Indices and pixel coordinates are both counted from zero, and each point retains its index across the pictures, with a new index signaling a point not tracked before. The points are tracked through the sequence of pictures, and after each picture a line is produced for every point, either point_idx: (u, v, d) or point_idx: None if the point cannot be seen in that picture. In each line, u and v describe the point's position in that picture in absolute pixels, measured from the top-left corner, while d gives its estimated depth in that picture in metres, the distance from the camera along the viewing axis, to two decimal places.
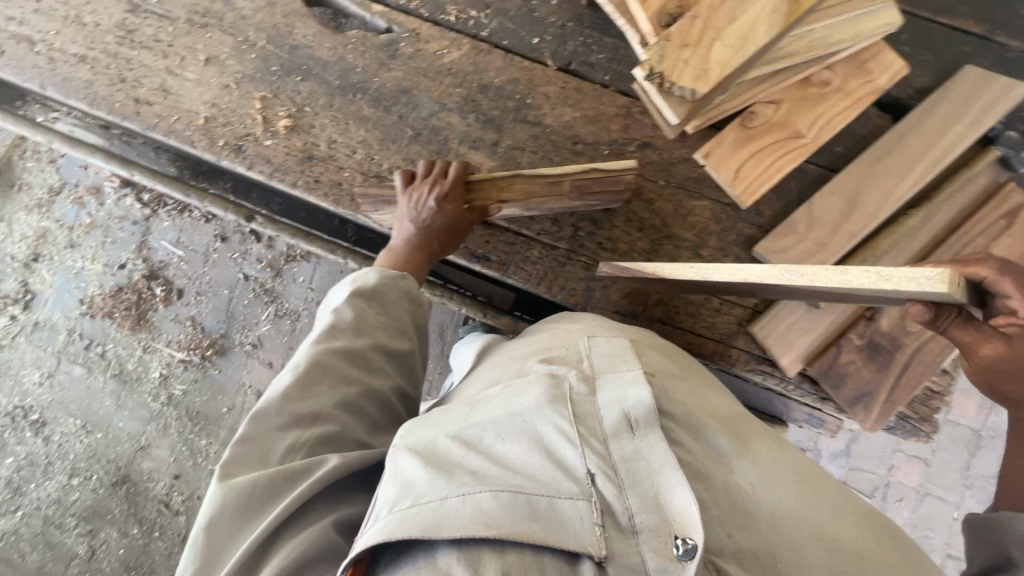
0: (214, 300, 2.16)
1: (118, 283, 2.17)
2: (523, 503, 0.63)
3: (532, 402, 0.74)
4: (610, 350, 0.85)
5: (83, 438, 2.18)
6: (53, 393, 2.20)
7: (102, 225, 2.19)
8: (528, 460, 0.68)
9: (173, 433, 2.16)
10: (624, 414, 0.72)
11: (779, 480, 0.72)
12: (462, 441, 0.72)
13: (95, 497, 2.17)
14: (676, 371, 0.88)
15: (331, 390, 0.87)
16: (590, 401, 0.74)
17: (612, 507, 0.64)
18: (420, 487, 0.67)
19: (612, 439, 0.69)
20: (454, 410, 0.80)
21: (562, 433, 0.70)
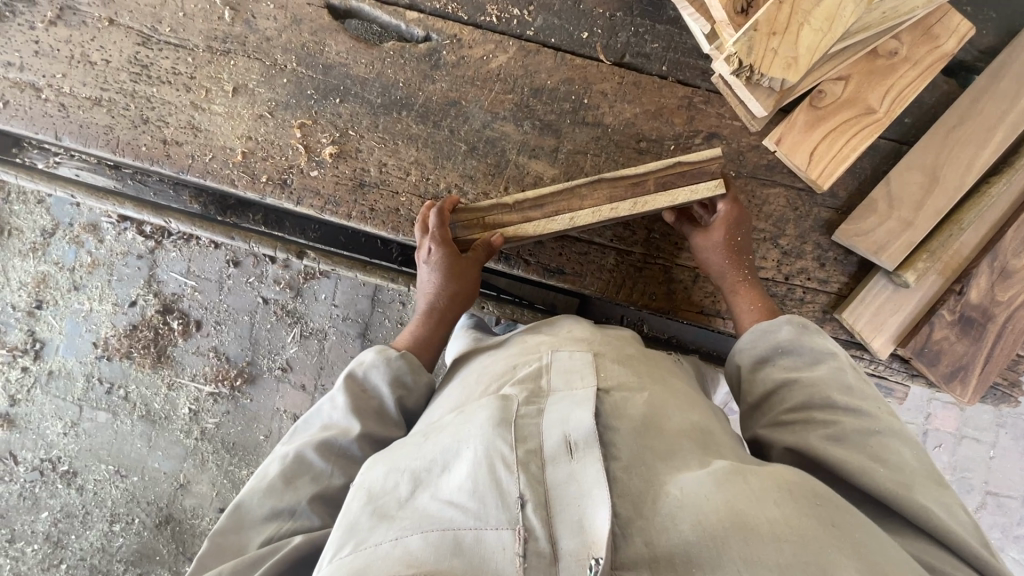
0: (235, 328, 2.07)
1: (132, 322, 2.08)
2: (453, 537, 0.59)
3: (478, 426, 0.68)
4: (569, 365, 0.80)
5: (118, 483, 2.12)
6: (80, 442, 2.13)
7: (105, 263, 2.08)
8: (464, 493, 0.62)
9: (211, 467, 2.11)
10: (566, 437, 0.66)
11: (728, 476, 0.63)
12: (411, 477, 0.67)
13: (140, 541, 2.12)
14: (646, 376, 0.82)
15: (313, 482, 0.84)
16: (536, 423, 0.68)
17: (535, 532, 0.59)
18: (361, 531, 0.62)
19: (550, 461, 0.64)
20: (407, 442, 0.74)
21: (502, 458, 0.64)
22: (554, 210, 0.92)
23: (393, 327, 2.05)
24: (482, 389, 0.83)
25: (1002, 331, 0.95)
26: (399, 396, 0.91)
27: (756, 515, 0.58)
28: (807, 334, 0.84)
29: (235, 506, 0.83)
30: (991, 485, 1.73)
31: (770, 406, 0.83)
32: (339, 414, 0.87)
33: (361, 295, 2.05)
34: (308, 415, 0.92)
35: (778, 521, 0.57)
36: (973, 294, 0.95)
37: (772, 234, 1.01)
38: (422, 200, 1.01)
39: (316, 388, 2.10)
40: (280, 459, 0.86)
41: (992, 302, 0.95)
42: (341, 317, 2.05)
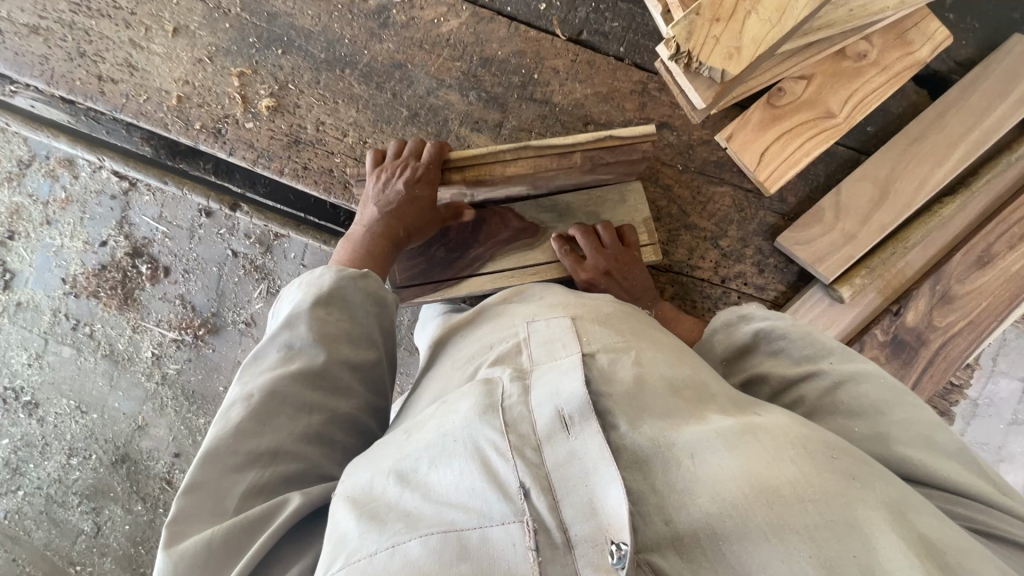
0: (203, 278, 2.07)
1: (101, 262, 2.08)
2: (455, 538, 0.51)
3: (463, 419, 0.61)
4: (550, 334, 0.72)
5: (79, 419, 2.16)
6: (44, 375, 2.16)
7: (79, 200, 2.08)
8: (460, 490, 0.55)
9: (170, 412, 2.13)
10: (558, 411, 0.58)
11: (746, 440, 0.53)
12: (397, 476, 0.60)
13: (96, 477, 2.16)
14: (630, 339, 0.71)
15: (291, 421, 0.71)
16: (524, 403, 0.61)
17: (546, 523, 0.51)
18: (348, 542, 0.54)
19: (545, 444, 0.56)
20: (391, 439, 0.67)
21: (491, 450, 0.57)
22: (474, 176, 0.87)
23: None
24: (462, 370, 0.75)
25: (933, 358, 0.92)
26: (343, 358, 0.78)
27: (774, 473, 0.50)
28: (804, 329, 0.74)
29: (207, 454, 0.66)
30: None
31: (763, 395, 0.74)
32: (304, 340, 0.75)
33: (330, 258, 2.03)
34: (253, 348, 0.75)
35: (802, 477, 0.50)
36: (909, 316, 0.92)
37: (714, 234, 0.97)
38: (358, 163, 0.98)
39: None
40: (241, 399, 0.71)
41: (928, 326, 0.92)
42: None
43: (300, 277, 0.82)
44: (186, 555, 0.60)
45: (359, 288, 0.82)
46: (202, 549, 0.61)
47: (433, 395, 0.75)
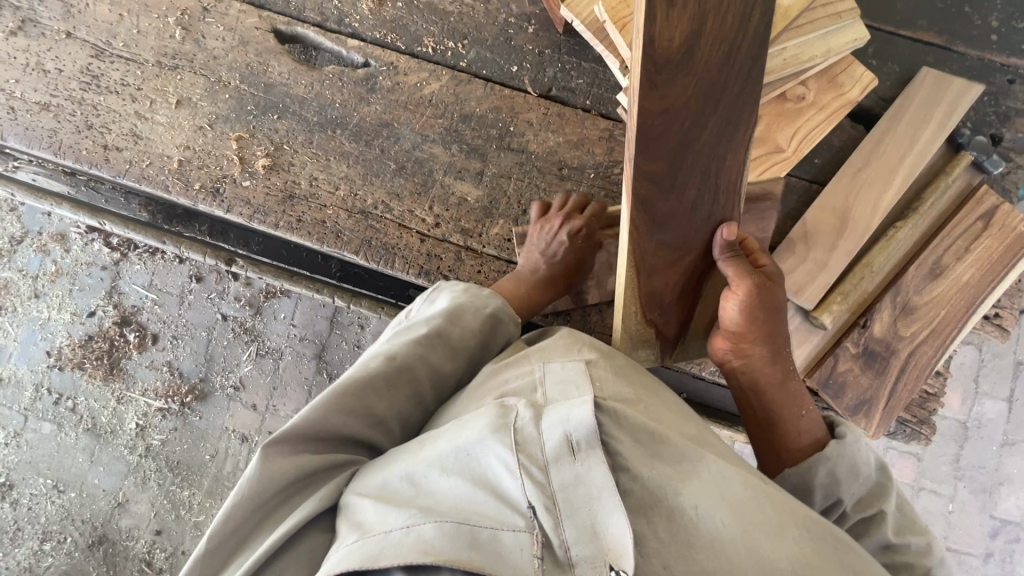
0: (191, 343, 2.06)
1: (88, 333, 2.08)
2: (466, 532, 0.58)
3: (483, 430, 0.65)
4: (564, 376, 0.74)
5: (55, 499, 2.06)
6: (22, 453, 2.09)
7: (68, 272, 2.10)
8: (473, 492, 0.62)
9: (153, 485, 2.05)
10: (567, 436, 0.63)
11: (745, 502, 0.60)
12: (408, 478, 0.66)
13: (71, 563, 2.04)
14: (635, 395, 0.74)
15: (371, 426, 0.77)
16: (534, 426, 0.65)
17: (550, 539, 0.58)
18: (369, 522, 0.62)
19: (555, 465, 0.61)
20: (404, 442, 0.73)
21: (507, 460, 0.62)
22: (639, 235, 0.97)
23: (349, 350, 2.04)
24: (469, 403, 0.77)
25: (905, 366, 0.97)
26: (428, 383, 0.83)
27: (776, 548, 0.57)
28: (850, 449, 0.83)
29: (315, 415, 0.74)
30: (955, 543, 1.51)
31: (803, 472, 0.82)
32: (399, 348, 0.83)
33: (320, 316, 2.05)
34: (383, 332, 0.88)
35: (798, 555, 0.57)
36: (876, 328, 0.98)
37: None
38: (349, 214, 1.04)
39: (267, 409, 2.07)
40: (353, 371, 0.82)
41: (894, 337, 0.98)
42: (298, 338, 2.04)
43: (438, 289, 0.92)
44: None
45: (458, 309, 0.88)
46: (276, 489, 0.72)
47: (440, 414, 0.79)
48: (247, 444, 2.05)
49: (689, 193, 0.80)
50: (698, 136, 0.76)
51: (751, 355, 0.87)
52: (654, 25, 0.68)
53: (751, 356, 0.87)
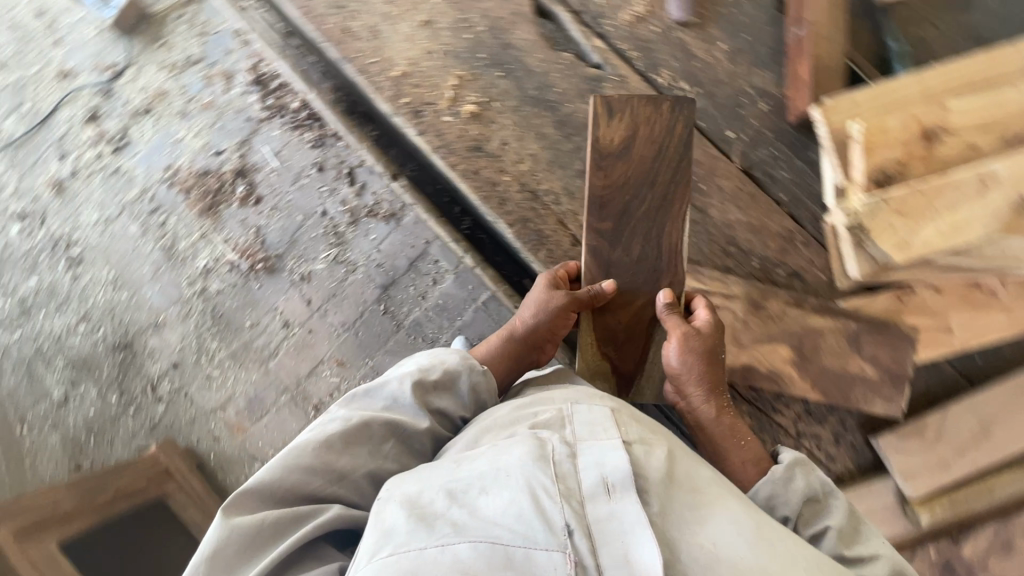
0: (285, 220, 2.15)
1: (207, 167, 2.20)
2: (503, 554, 0.76)
3: (522, 465, 0.86)
4: (591, 419, 0.98)
5: (108, 291, 2.20)
6: (101, 238, 2.22)
7: (218, 109, 2.23)
8: (506, 515, 0.81)
9: (191, 323, 2.16)
10: (602, 478, 0.86)
11: (754, 548, 0.81)
12: (450, 492, 0.86)
13: (92, 354, 2.19)
14: (651, 438, 0.98)
15: (369, 455, 0.99)
16: (571, 467, 0.88)
17: (585, 561, 0.77)
18: (400, 537, 0.79)
19: (589, 500, 0.84)
20: (442, 464, 0.93)
21: (541, 493, 0.83)
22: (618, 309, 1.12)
23: (413, 297, 2.05)
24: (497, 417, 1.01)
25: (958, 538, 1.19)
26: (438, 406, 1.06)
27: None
28: (810, 499, 0.97)
29: (295, 449, 0.95)
30: None
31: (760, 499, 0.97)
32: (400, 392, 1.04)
33: (405, 253, 2.09)
34: (370, 387, 1.06)
35: None
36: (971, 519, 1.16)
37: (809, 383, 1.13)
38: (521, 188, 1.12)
39: (318, 310, 2.13)
40: (339, 421, 1.00)
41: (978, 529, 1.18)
42: (376, 263, 2.08)
43: (428, 354, 1.10)
44: (239, 529, 0.87)
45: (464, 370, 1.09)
46: (250, 526, 0.88)
47: (468, 439, 0.99)
48: (285, 331, 2.13)
49: (634, 247, 1.09)
50: (642, 204, 1.09)
51: (689, 395, 1.07)
52: (598, 130, 1.06)
53: (690, 396, 1.07)
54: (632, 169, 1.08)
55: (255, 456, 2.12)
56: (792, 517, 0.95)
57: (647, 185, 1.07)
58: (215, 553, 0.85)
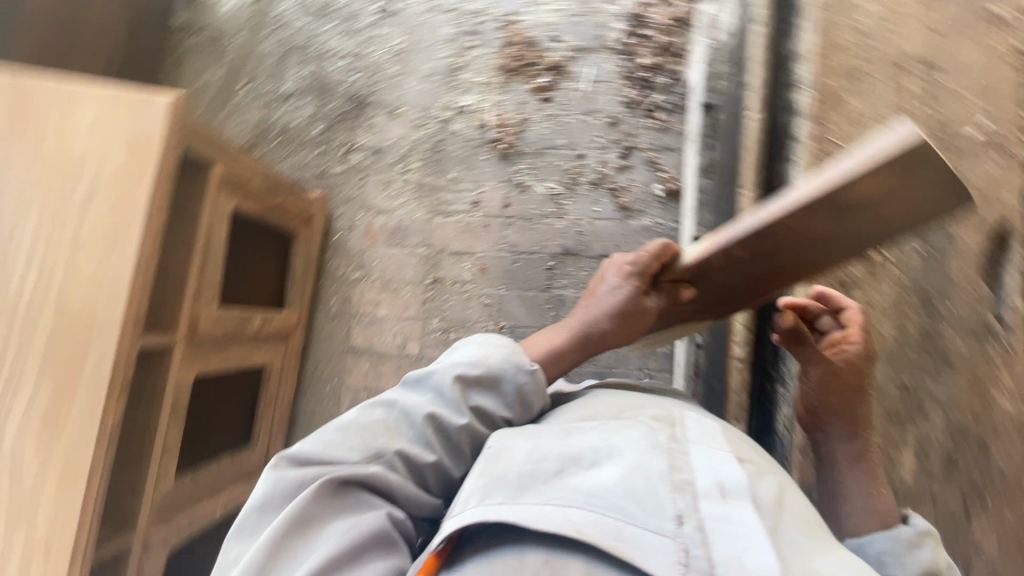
0: (550, 132, 2.20)
1: (538, 41, 2.25)
2: (612, 525, 0.74)
3: (637, 449, 0.85)
4: (704, 429, 0.95)
5: (384, 55, 2.30)
6: (418, 15, 2.31)
7: (588, 9, 2.25)
8: (615, 487, 0.79)
9: (416, 134, 2.25)
10: (719, 483, 0.81)
11: None
12: (564, 458, 0.86)
13: (332, 87, 2.31)
14: (765, 465, 0.92)
15: (414, 442, 0.95)
16: (686, 461, 0.85)
17: (695, 550, 0.72)
18: (503, 490, 0.81)
19: (702, 498, 0.78)
20: (550, 430, 0.95)
21: (662, 485, 0.79)
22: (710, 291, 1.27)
23: (578, 280, 2.12)
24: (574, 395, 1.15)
25: None
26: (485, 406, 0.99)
27: None
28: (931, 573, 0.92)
29: (342, 421, 0.95)
30: None
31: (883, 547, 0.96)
32: (437, 391, 0.99)
33: (605, 244, 2.12)
34: (410, 382, 1.02)
35: None
36: None
37: None
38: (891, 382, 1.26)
39: (505, 216, 2.18)
40: (386, 409, 0.98)
41: None
42: (578, 229, 2.13)
43: (481, 344, 1.06)
44: (286, 474, 0.87)
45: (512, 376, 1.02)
46: (298, 470, 0.87)
47: (579, 416, 1.02)
48: (471, 209, 2.19)
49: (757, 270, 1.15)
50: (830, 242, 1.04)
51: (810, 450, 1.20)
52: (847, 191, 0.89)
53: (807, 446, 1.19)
54: (822, 228, 1.00)
55: (365, 269, 2.22)
56: None
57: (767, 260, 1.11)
58: (263, 498, 0.86)
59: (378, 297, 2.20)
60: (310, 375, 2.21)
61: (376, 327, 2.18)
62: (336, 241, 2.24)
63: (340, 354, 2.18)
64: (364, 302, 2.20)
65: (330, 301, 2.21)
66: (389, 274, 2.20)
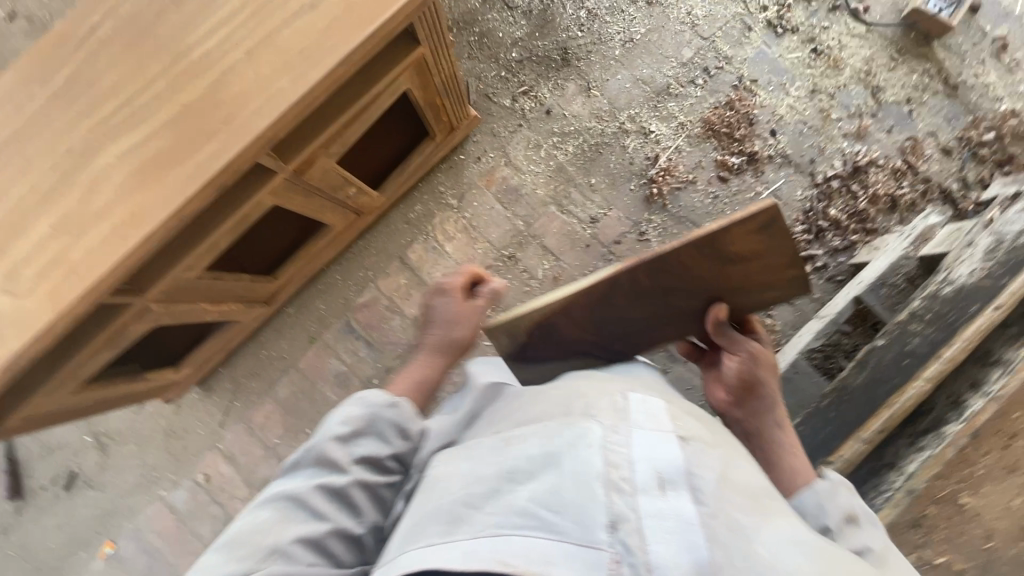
0: (702, 210, 2.08)
1: (756, 124, 2.10)
2: (542, 553, 0.68)
3: (571, 451, 0.75)
4: (649, 402, 0.84)
5: (617, 34, 2.16)
6: (674, 21, 2.15)
7: (821, 130, 2.09)
8: (545, 503, 0.72)
9: (591, 122, 2.13)
10: (658, 475, 0.71)
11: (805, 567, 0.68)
12: (501, 475, 0.79)
13: (552, 26, 2.17)
14: (710, 437, 0.84)
15: (332, 506, 0.94)
16: (623, 451, 0.74)
17: (631, 558, 0.65)
18: (440, 521, 0.77)
19: (640, 495, 0.70)
20: (483, 446, 0.88)
21: (595, 484, 0.71)
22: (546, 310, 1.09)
23: None
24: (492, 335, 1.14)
25: None
26: (370, 458, 0.98)
27: None
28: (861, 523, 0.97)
29: (261, 503, 0.92)
30: None
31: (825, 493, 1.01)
32: (328, 447, 0.96)
33: None
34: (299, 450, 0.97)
35: None
36: None
37: None
38: None
39: (608, 250, 2.09)
40: (295, 481, 0.95)
41: None
42: None
43: (359, 402, 1.02)
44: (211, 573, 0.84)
45: (387, 416, 1.02)
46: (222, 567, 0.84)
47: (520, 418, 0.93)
48: (586, 223, 2.09)
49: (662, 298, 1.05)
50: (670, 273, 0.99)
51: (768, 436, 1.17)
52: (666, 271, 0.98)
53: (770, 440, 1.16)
54: (736, 276, 0.99)
55: (460, 202, 2.13)
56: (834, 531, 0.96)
57: (678, 299, 1.04)
58: None
59: (453, 235, 2.12)
60: (346, 255, 2.13)
61: (433, 258, 2.12)
62: (454, 159, 2.14)
63: (387, 256, 2.13)
64: (438, 229, 2.13)
65: (410, 206, 2.14)
66: (477, 222, 2.12)
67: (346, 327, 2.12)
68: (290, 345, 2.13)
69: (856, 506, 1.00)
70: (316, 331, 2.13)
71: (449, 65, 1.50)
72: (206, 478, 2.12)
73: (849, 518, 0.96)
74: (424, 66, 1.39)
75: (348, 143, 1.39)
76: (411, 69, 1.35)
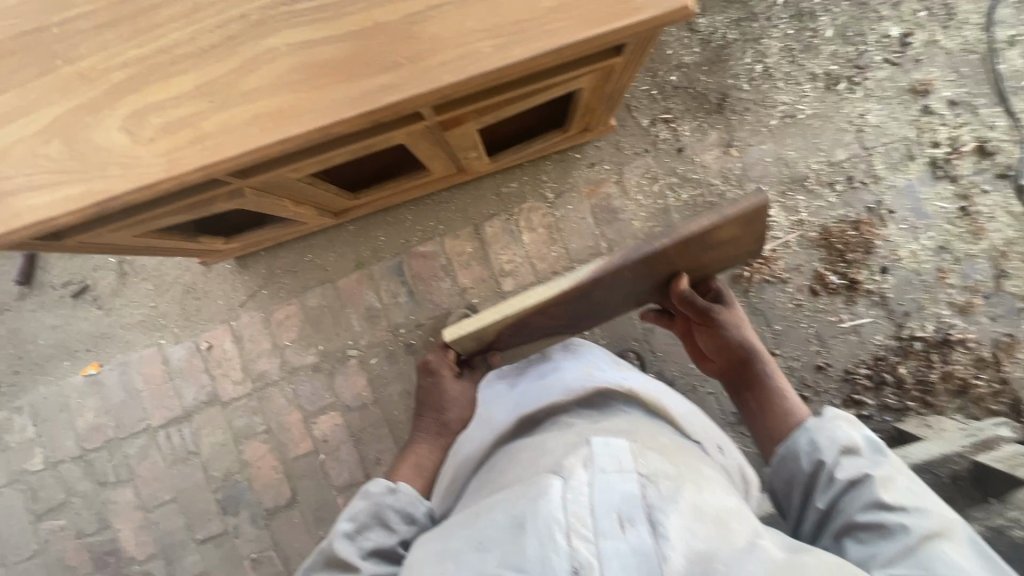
0: (780, 312, 2.02)
1: (872, 254, 2.02)
2: None
3: (525, 505, 0.74)
4: (614, 446, 0.82)
5: (783, 103, 2.03)
6: (843, 117, 2.03)
7: (931, 288, 2.00)
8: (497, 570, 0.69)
9: (715, 178, 2.04)
10: (621, 516, 0.69)
11: None
12: (463, 554, 0.76)
13: (723, 67, 2.04)
14: (676, 471, 0.82)
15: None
16: (576, 497, 0.72)
17: None
18: None
19: (603, 541, 0.67)
20: (461, 523, 0.85)
21: (556, 531, 0.69)
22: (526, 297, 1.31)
23: None
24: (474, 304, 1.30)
25: None
26: (380, 545, 1.12)
27: None
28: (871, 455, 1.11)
29: None
30: None
31: (829, 488, 1.09)
32: (337, 539, 1.12)
33: None
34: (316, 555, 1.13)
35: None
36: None
37: None
38: None
39: None
40: None
41: None
42: (696, 384, 2.02)
43: (362, 495, 1.21)
44: None
45: (385, 491, 1.21)
46: None
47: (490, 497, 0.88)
48: None
49: (632, 282, 1.40)
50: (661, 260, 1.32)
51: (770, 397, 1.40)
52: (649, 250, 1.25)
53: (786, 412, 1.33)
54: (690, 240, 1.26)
55: (556, 199, 2.06)
56: (837, 464, 1.11)
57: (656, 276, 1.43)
58: None
59: (535, 227, 2.06)
60: (427, 199, 2.07)
61: (506, 241, 2.06)
62: (569, 154, 2.05)
63: (463, 219, 2.07)
64: (523, 214, 2.06)
65: (507, 181, 2.06)
66: (563, 225, 2.06)
67: (396, 268, 2.08)
68: (337, 260, 2.09)
69: (856, 434, 1.16)
70: (367, 258, 2.09)
71: (626, 80, 1.40)
72: (208, 346, 2.11)
73: (857, 477, 1.06)
74: (606, 74, 1.29)
75: (498, 115, 1.31)
76: (595, 73, 1.26)
